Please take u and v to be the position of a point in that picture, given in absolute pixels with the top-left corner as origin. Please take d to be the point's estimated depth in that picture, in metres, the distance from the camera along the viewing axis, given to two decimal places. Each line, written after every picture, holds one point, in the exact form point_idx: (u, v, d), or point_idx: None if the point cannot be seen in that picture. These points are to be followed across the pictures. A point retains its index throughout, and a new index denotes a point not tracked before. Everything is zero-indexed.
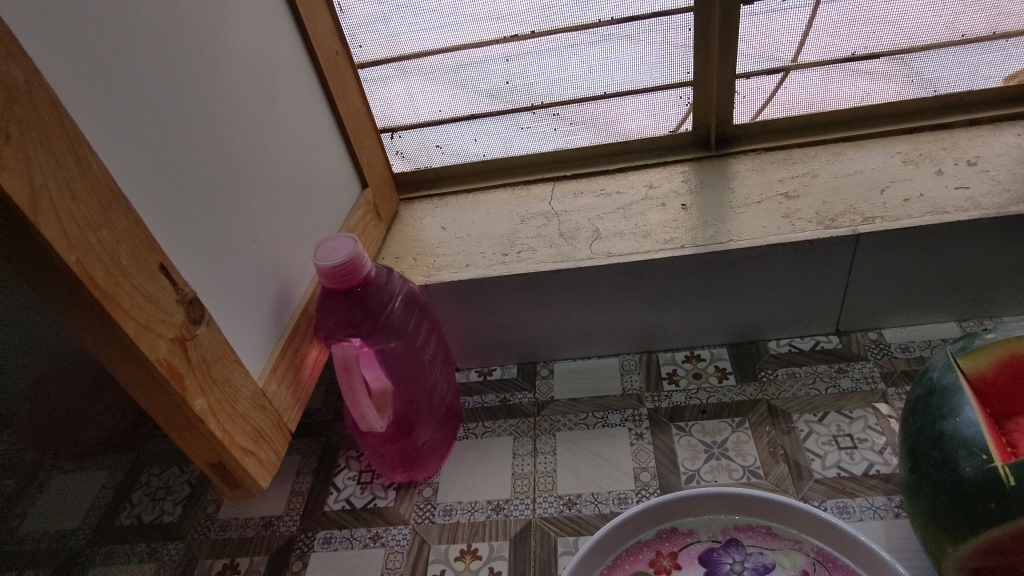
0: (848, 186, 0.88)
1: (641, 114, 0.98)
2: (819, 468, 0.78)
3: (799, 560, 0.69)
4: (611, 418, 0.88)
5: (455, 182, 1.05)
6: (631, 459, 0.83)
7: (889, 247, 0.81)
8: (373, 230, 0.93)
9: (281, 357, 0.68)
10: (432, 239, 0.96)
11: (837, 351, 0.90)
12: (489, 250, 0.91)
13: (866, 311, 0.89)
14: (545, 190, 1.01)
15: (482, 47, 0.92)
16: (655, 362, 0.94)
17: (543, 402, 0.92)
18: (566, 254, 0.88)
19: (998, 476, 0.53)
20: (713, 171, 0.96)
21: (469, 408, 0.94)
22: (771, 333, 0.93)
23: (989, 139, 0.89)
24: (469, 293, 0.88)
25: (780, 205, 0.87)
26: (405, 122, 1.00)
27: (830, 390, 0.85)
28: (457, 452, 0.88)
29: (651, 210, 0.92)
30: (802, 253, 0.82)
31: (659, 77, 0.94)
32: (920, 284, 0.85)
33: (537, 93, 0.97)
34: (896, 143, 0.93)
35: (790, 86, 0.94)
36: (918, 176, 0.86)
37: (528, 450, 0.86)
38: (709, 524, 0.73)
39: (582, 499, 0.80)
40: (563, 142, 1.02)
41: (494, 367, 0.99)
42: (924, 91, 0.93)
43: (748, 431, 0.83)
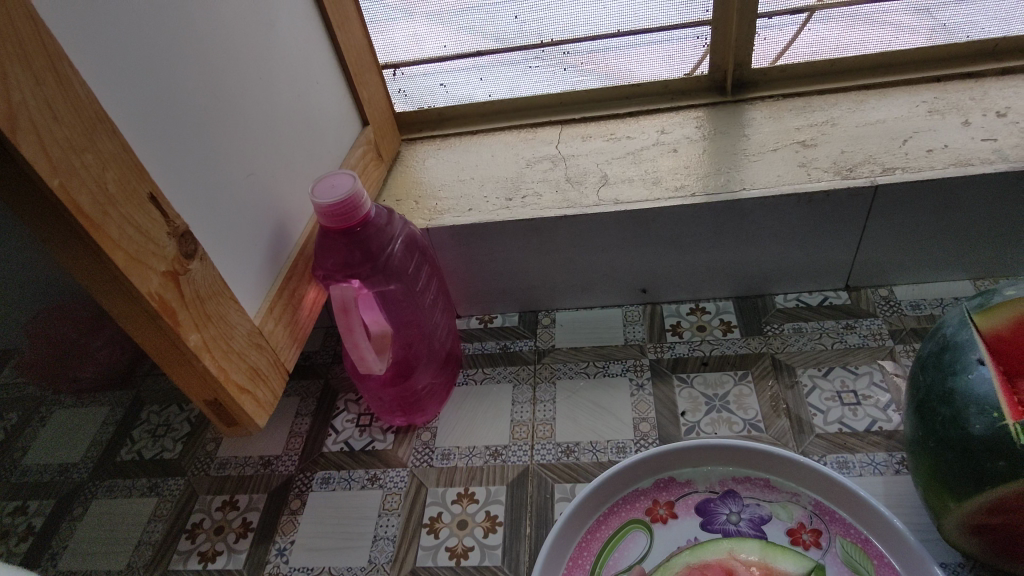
0: (869, 136, 0.84)
1: (656, 56, 0.94)
2: (821, 424, 0.77)
3: (796, 512, 0.69)
4: (612, 367, 0.87)
5: (459, 123, 1.01)
6: (631, 409, 0.82)
7: (907, 200, 0.78)
8: (374, 170, 0.90)
9: (278, 296, 0.67)
10: (435, 182, 0.93)
11: (845, 307, 0.88)
12: (492, 194, 0.89)
13: (878, 267, 0.87)
14: (552, 133, 0.97)
15: None
16: (659, 313, 0.93)
17: (543, 350, 0.91)
18: (572, 201, 0.85)
19: (1009, 433, 0.51)
20: (729, 117, 0.92)
21: (469, 354, 0.93)
22: (779, 287, 0.91)
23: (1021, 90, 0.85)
24: (471, 237, 0.86)
25: (797, 153, 0.84)
26: (408, 59, 0.95)
27: (837, 346, 0.84)
28: (456, 399, 0.88)
29: (662, 155, 0.89)
30: (816, 204, 0.80)
31: (676, 15, 0.89)
32: (936, 240, 0.82)
33: (548, 29, 0.92)
34: (923, 92, 0.88)
35: (814, 29, 0.90)
36: (944, 127, 0.82)
37: (527, 397, 0.86)
38: (707, 475, 0.73)
39: (580, 447, 0.79)
40: (572, 83, 0.97)
41: (495, 314, 0.98)
42: (955, 36, 0.89)
43: (750, 384, 0.82)
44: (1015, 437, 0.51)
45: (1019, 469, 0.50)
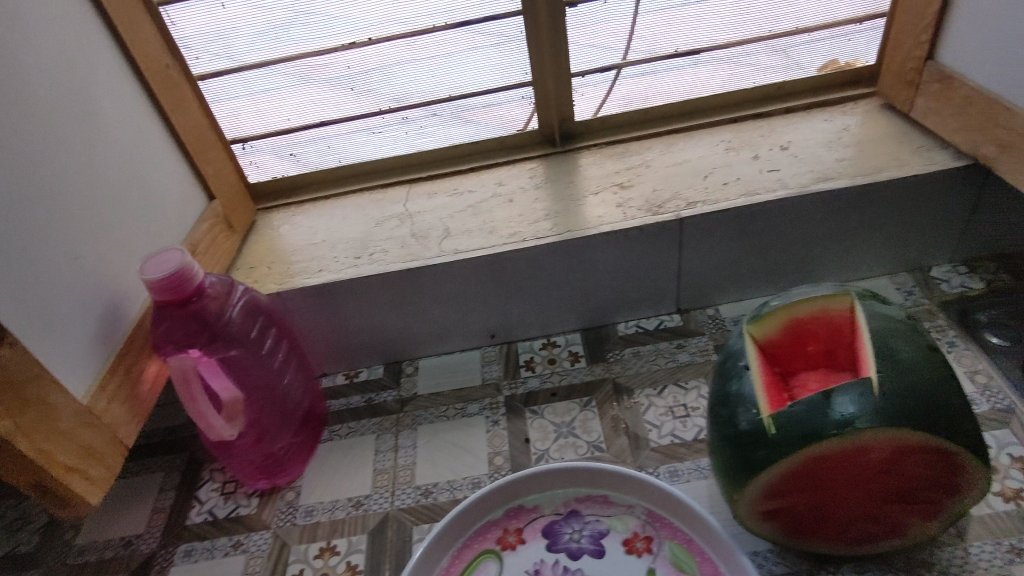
0: (677, 174, 0.93)
1: (488, 115, 1.02)
2: (655, 437, 0.83)
3: (631, 523, 0.74)
4: (469, 408, 0.92)
5: (312, 190, 1.05)
6: (486, 444, 0.87)
7: (710, 229, 0.88)
8: (225, 240, 0.91)
9: (111, 374, 0.68)
10: (288, 247, 0.96)
11: (676, 328, 0.97)
12: (341, 254, 0.93)
13: (701, 289, 0.96)
14: (400, 192, 1.02)
15: (324, 54, 0.93)
16: (514, 351, 0.99)
17: (405, 399, 0.95)
18: (416, 254, 0.90)
19: (764, 424, 0.57)
20: (559, 166, 1.01)
21: (334, 411, 0.95)
22: (620, 316, 0.99)
23: (801, 125, 0.97)
24: (323, 297, 0.90)
25: (614, 195, 0.93)
26: (253, 133, 0.99)
27: (669, 365, 0.92)
28: (320, 454, 0.90)
29: (498, 206, 0.95)
30: (633, 238, 0.88)
31: (499, 79, 0.98)
32: (743, 260, 0.92)
33: (384, 98, 0.98)
34: (722, 132, 1.00)
35: (623, 84, 1.01)
36: (738, 163, 0.93)
37: (390, 446, 0.89)
38: (552, 498, 0.78)
39: (438, 487, 0.83)
40: (415, 144, 1.04)
41: (360, 369, 1.01)
42: (743, 83, 1.01)
43: (594, 409, 0.88)
44: (770, 426, 0.56)
45: (776, 456, 0.56)
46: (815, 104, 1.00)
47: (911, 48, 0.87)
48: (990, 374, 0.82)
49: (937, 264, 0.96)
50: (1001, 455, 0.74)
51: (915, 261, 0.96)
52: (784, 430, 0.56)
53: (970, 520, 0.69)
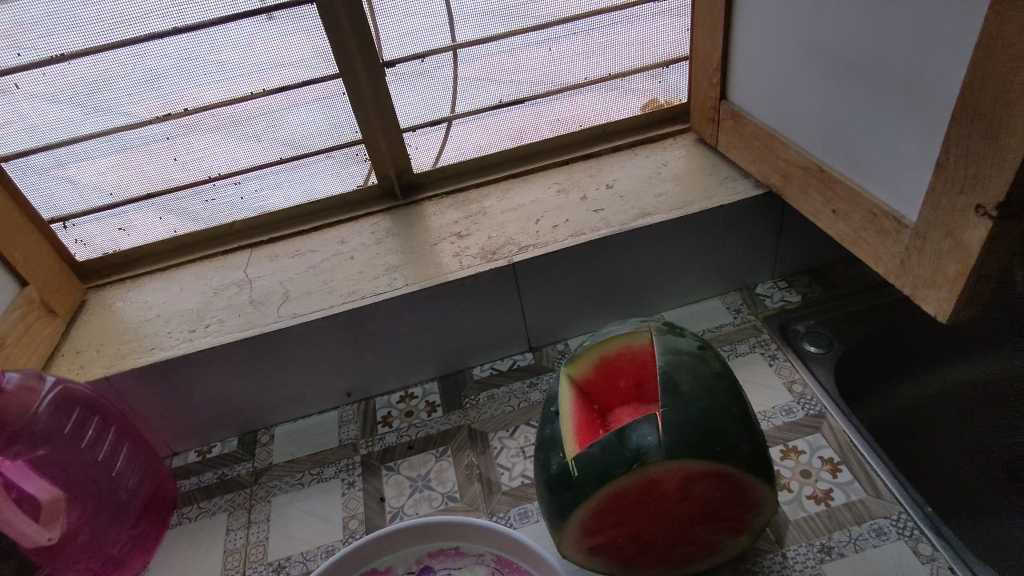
0: (512, 220, 0.97)
1: (326, 174, 1.02)
2: (507, 480, 0.85)
3: (481, 572, 0.75)
4: (326, 472, 0.90)
5: (150, 262, 1.02)
6: (341, 509, 0.85)
7: (543, 271, 0.91)
8: (45, 327, 0.88)
9: None
10: (120, 326, 0.92)
11: (529, 366, 0.98)
12: (176, 328, 0.90)
13: (549, 327, 0.99)
14: (242, 258, 1.01)
15: (138, 127, 0.90)
16: (372, 408, 0.98)
17: (260, 470, 0.91)
18: (253, 322, 0.89)
19: (569, 467, 0.62)
20: (402, 218, 1.02)
21: (184, 492, 0.90)
22: (474, 360, 1.00)
23: (624, 164, 1.04)
24: (157, 376, 0.86)
25: (452, 245, 0.95)
26: (74, 210, 0.95)
27: (522, 405, 0.93)
28: (168, 542, 0.85)
29: (339, 264, 0.96)
30: (471, 286, 0.90)
31: (330, 138, 0.98)
32: (583, 296, 0.96)
33: (211, 165, 0.96)
34: (554, 175, 1.05)
35: (455, 133, 1.03)
36: (567, 204, 0.98)
37: (241, 522, 0.86)
38: (404, 557, 0.77)
39: (291, 561, 0.81)
40: (254, 207, 1.02)
41: (213, 443, 0.96)
42: (571, 126, 1.07)
43: (449, 458, 0.88)
44: (573, 469, 0.61)
45: (579, 497, 0.61)
46: (636, 143, 1.07)
47: (708, 89, 0.98)
48: (805, 382, 0.89)
49: (761, 281, 1.04)
50: (814, 458, 0.80)
51: (740, 281, 1.02)
52: (585, 471, 0.61)
53: (787, 526, 0.75)
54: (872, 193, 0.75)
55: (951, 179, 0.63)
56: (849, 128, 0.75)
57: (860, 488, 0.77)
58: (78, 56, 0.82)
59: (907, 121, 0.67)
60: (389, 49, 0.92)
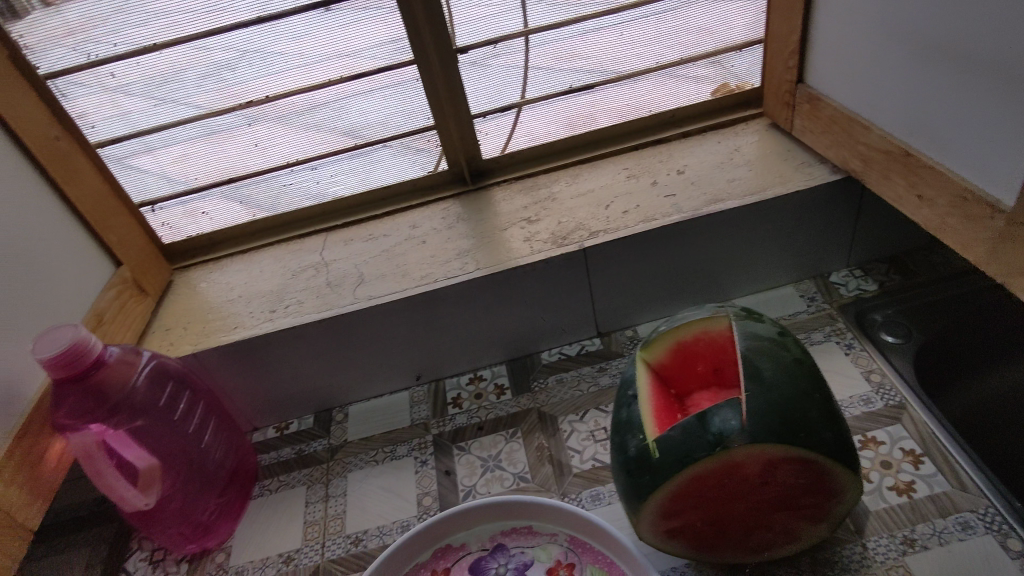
0: (581, 205, 0.97)
1: (398, 159, 1.04)
2: (578, 463, 0.86)
3: (554, 551, 0.76)
4: (399, 450, 0.92)
5: (230, 245, 1.06)
6: (415, 485, 0.87)
7: (613, 256, 0.92)
8: (137, 305, 0.92)
9: (6, 459, 0.68)
10: (206, 305, 0.96)
11: (598, 351, 0.99)
12: (258, 308, 0.94)
13: (618, 312, 0.99)
14: (317, 241, 1.04)
15: (223, 114, 0.94)
16: (442, 389, 0.99)
17: (336, 447, 0.95)
18: (331, 303, 0.92)
19: (648, 449, 0.62)
20: (472, 203, 1.03)
21: (265, 465, 0.94)
22: (543, 344, 1.00)
23: (695, 149, 1.03)
24: (242, 353, 0.90)
25: (522, 230, 0.96)
26: (162, 194, 1.00)
27: (591, 389, 0.94)
28: (251, 513, 0.89)
29: (412, 248, 0.98)
30: (541, 271, 0.91)
31: (403, 124, 1.01)
32: (653, 281, 0.96)
33: (290, 151, 1.00)
34: (624, 161, 1.04)
35: (525, 119, 1.04)
36: (638, 189, 0.98)
37: (320, 496, 0.89)
38: (478, 534, 0.79)
39: (368, 534, 0.83)
40: (329, 193, 1.05)
41: (291, 420, 1.00)
42: (640, 112, 1.06)
43: (519, 440, 0.90)
44: (652, 451, 0.62)
45: (658, 480, 0.61)
46: (708, 128, 1.05)
47: (783, 73, 0.96)
48: (883, 372, 0.87)
49: (836, 269, 1.01)
50: (894, 449, 0.79)
51: (815, 268, 1.00)
52: (664, 453, 0.61)
53: (867, 516, 0.73)
54: (961, 176, 0.73)
55: None
56: (935, 109, 0.73)
57: (944, 481, 0.75)
58: (168, 46, 0.87)
59: (1001, 101, 0.65)
60: (461, 36, 0.94)
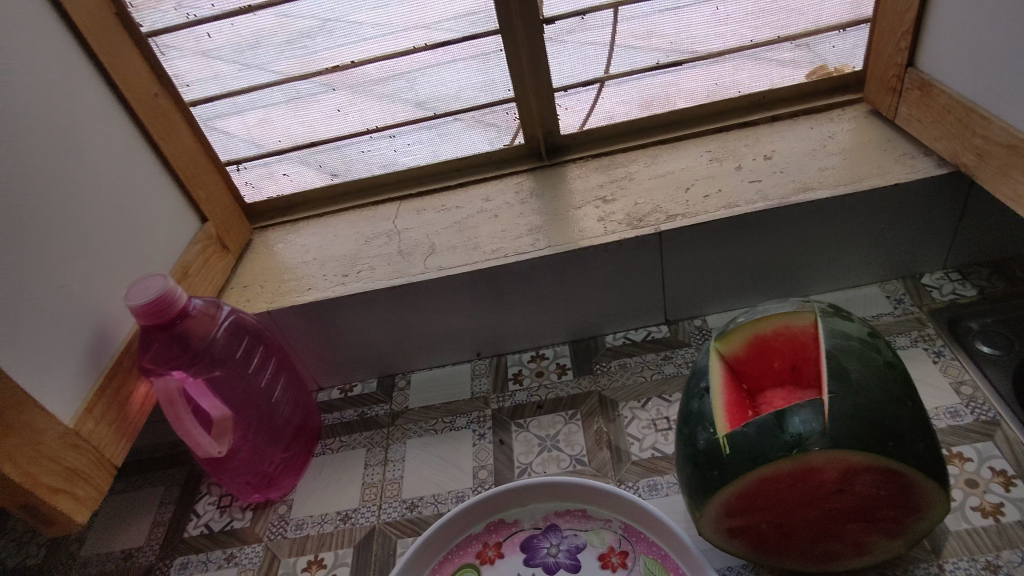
0: (659, 187, 0.94)
1: (475, 131, 1.03)
2: (637, 450, 0.84)
3: (608, 537, 0.75)
4: (457, 422, 0.93)
5: (307, 208, 1.08)
6: (472, 458, 0.88)
7: (689, 241, 0.88)
8: (218, 261, 0.95)
9: (99, 397, 0.72)
10: (281, 266, 0.99)
11: (665, 339, 0.96)
12: (330, 271, 0.95)
13: (689, 300, 0.95)
14: (390, 209, 1.04)
15: (309, 78, 0.95)
16: (503, 364, 0.99)
17: (396, 413, 0.96)
18: (401, 271, 0.92)
19: (718, 444, 0.60)
20: (546, 179, 1.02)
21: (328, 425, 0.97)
22: (608, 327, 0.99)
23: (785, 134, 0.97)
24: (313, 314, 0.92)
25: (596, 209, 0.94)
26: (247, 154, 1.02)
27: (655, 377, 0.91)
28: (313, 469, 0.92)
29: (483, 222, 0.97)
30: (614, 252, 0.89)
31: (483, 96, 0.99)
32: (729, 271, 0.92)
33: (371, 118, 1.00)
34: (707, 143, 1.00)
35: (607, 95, 1.01)
36: (721, 174, 0.93)
37: (379, 459, 0.91)
38: (532, 513, 0.79)
39: (423, 501, 0.85)
40: (405, 161, 1.06)
41: (355, 383, 1.02)
42: (728, 92, 1.01)
43: (579, 422, 0.89)
44: (723, 446, 0.59)
45: (727, 477, 0.58)
46: (800, 112, 1.00)
47: (892, 55, 0.89)
48: (976, 384, 0.81)
49: (930, 271, 0.94)
50: (983, 468, 0.73)
51: (906, 268, 0.94)
52: (736, 450, 0.58)
53: (946, 535, 0.69)
54: None
55: None
56: None
57: None
58: (262, 8, 0.89)
59: None
60: (550, 6, 0.92)
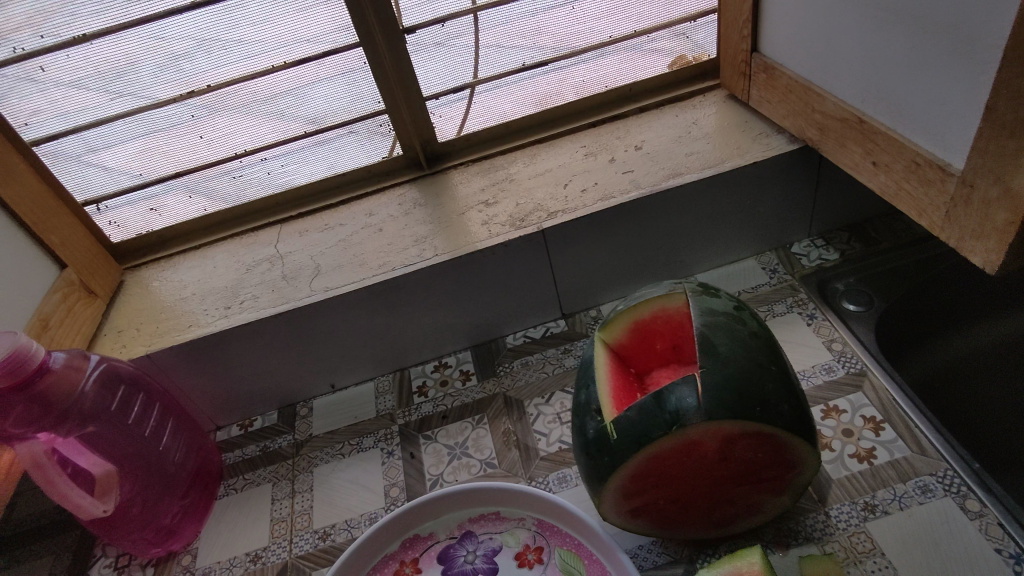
0: (539, 185, 0.96)
1: (351, 146, 1.01)
2: (545, 446, 0.85)
3: (522, 536, 0.76)
4: (364, 442, 0.91)
5: (183, 241, 1.03)
6: (382, 477, 0.87)
7: (573, 236, 0.90)
8: (85, 308, 0.89)
9: None
10: (159, 305, 0.94)
11: (563, 333, 0.98)
12: (212, 305, 0.91)
13: (582, 292, 0.98)
14: (272, 234, 1.01)
15: (164, 106, 0.91)
16: (407, 378, 0.98)
17: (301, 441, 0.93)
18: (287, 296, 0.90)
19: (606, 430, 0.62)
20: (430, 188, 1.02)
21: (229, 464, 0.93)
22: (507, 328, 0.99)
23: (653, 124, 1.01)
24: (198, 351, 0.88)
25: (480, 213, 0.94)
26: (106, 192, 0.96)
27: (556, 371, 0.93)
28: (216, 512, 0.87)
29: (369, 237, 0.96)
30: (500, 255, 0.90)
31: (352, 110, 0.98)
32: (615, 260, 0.95)
33: (237, 141, 0.97)
34: (582, 138, 1.03)
35: (480, 100, 1.02)
36: (595, 167, 0.96)
37: (286, 492, 0.88)
38: (447, 522, 0.78)
39: (336, 528, 0.82)
40: (281, 183, 1.02)
41: (254, 417, 0.98)
42: (596, 87, 1.04)
43: (486, 426, 0.89)
44: (609, 432, 0.61)
45: (616, 460, 0.60)
46: (663, 102, 1.04)
47: (738, 42, 0.95)
48: (845, 340, 0.87)
49: (798, 240, 1.01)
50: (855, 417, 0.79)
51: (776, 240, 1.00)
52: (621, 433, 0.60)
53: (829, 484, 0.74)
54: (915, 142, 0.72)
55: (1001, 123, 0.60)
56: (888, 74, 0.73)
57: (903, 446, 0.75)
58: (99, 36, 0.84)
59: (951, 63, 0.65)
60: (408, 14, 0.91)
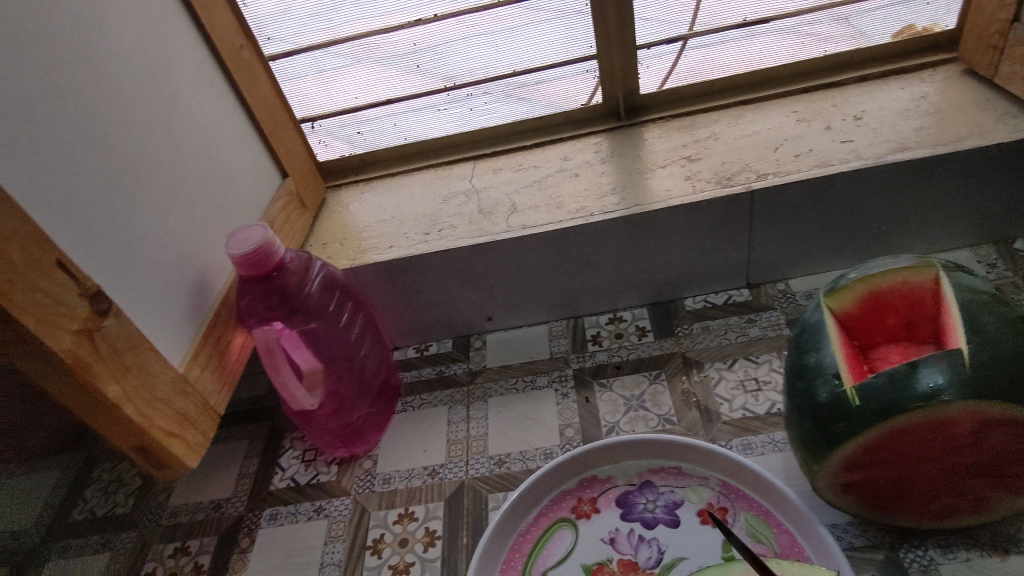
0: (747, 146, 0.93)
1: (553, 90, 1.02)
2: (727, 411, 0.83)
3: (706, 494, 0.75)
4: (538, 381, 0.93)
5: (380, 167, 1.07)
6: (556, 416, 0.88)
7: (781, 202, 0.87)
8: (298, 217, 0.95)
9: (203, 344, 0.72)
10: (360, 224, 0.98)
11: (747, 302, 0.95)
12: (411, 229, 0.95)
13: (774, 263, 0.94)
14: (466, 169, 1.04)
15: (391, 32, 0.95)
16: (580, 326, 0.99)
17: (475, 371, 0.96)
18: (484, 229, 0.91)
19: (846, 395, 0.59)
20: (626, 139, 1.00)
21: (407, 382, 0.97)
22: (688, 291, 0.98)
23: (876, 94, 0.95)
24: (396, 272, 0.92)
25: (682, 168, 0.92)
26: (322, 111, 1.02)
27: (740, 339, 0.91)
28: (395, 425, 0.92)
29: (564, 181, 0.96)
30: (701, 212, 0.87)
31: (563, 53, 0.98)
32: (818, 232, 0.90)
33: (449, 74, 0.99)
34: (794, 103, 0.98)
35: (690, 54, 0.99)
36: (810, 133, 0.92)
37: (462, 417, 0.91)
38: (626, 469, 0.79)
39: (511, 457, 0.85)
40: (480, 120, 1.04)
41: (430, 343, 1.02)
42: (815, 51, 0.99)
43: (664, 382, 0.88)
44: (851, 398, 0.58)
45: (856, 427, 0.58)
46: (888, 72, 0.97)
47: (994, 11, 0.87)
48: None
49: None
50: None
51: (999, 232, 0.92)
52: (866, 400, 0.57)
53: None
54: None
55: None
56: None
57: None
58: None
59: None
60: None
